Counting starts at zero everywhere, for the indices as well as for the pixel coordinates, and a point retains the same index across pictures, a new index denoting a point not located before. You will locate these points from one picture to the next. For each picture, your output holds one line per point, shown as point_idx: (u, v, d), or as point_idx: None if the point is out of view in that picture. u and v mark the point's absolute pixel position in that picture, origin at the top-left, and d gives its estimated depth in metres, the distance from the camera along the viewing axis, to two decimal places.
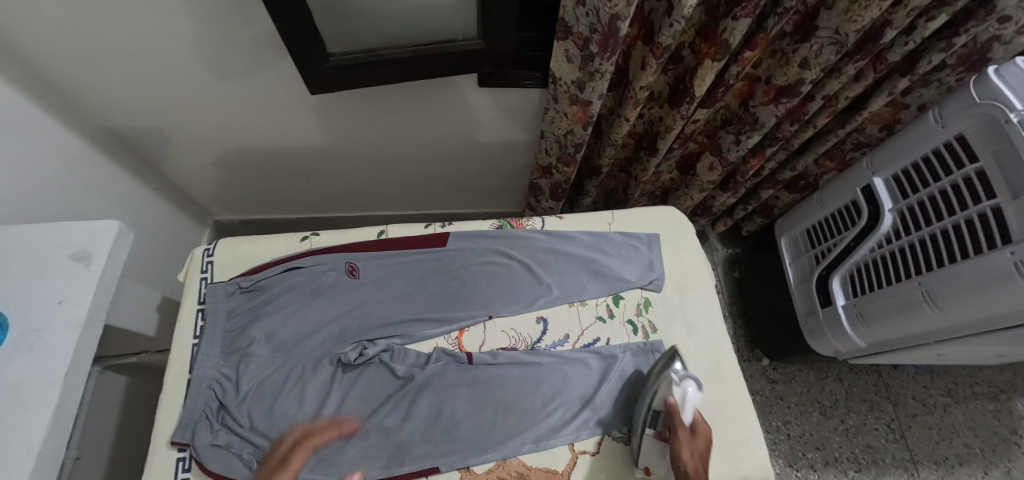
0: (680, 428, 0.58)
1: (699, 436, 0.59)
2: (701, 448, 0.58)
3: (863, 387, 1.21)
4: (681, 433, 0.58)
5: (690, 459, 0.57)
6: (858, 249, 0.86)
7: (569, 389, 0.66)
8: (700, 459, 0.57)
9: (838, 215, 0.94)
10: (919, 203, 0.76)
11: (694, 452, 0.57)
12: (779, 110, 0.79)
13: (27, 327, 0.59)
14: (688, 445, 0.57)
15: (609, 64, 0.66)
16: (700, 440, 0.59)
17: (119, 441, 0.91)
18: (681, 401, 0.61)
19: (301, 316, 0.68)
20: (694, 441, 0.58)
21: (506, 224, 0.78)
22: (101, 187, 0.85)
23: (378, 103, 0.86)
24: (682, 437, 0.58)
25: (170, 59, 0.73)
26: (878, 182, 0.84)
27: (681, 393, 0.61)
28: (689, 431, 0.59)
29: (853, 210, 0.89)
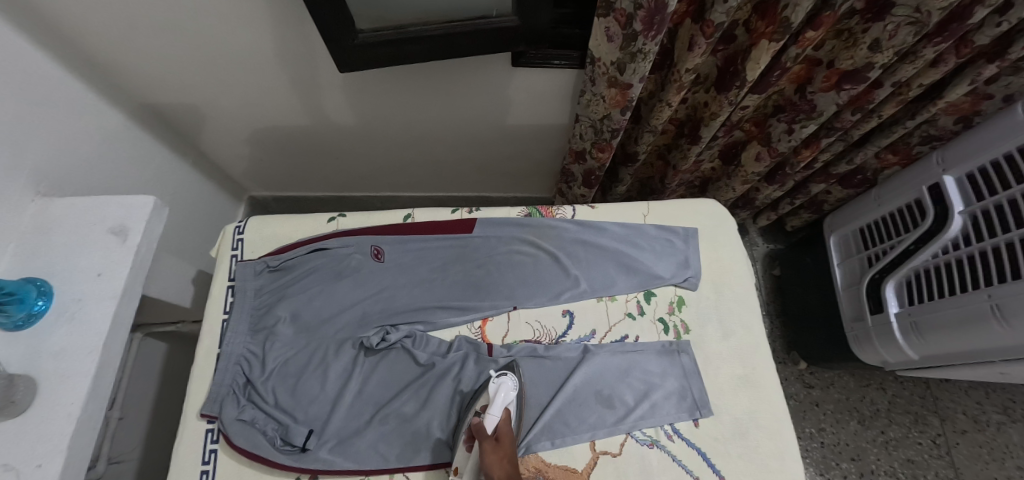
0: (487, 438, 0.54)
1: (507, 439, 0.55)
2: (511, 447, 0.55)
3: (907, 399, 1.13)
4: (489, 443, 0.54)
5: (502, 461, 0.53)
6: (919, 254, 0.78)
7: (588, 386, 0.64)
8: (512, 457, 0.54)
9: (898, 215, 0.86)
10: (996, 206, 0.67)
11: (504, 456, 0.53)
12: (841, 97, 0.72)
13: (70, 297, 0.63)
14: (494, 452, 0.53)
15: (653, 44, 0.61)
16: (507, 439, 0.55)
17: (159, 405, 0.96)
18: (495, 406, 0.57)
19: (325, 298, 0.68)
20: (503, 443, 0.54)
21: (534, 212, 0.75)
22: (139, 163, 0.87)
23: (407, 82, 0.83)
24: (488, 447, 0.53)
25: (203, 37, 0.73)
26: (948, 180, 0.75)
27: (496, 397, 0.57)
28: (495, 439, 0.55)
29: (916, 210, 0.82)
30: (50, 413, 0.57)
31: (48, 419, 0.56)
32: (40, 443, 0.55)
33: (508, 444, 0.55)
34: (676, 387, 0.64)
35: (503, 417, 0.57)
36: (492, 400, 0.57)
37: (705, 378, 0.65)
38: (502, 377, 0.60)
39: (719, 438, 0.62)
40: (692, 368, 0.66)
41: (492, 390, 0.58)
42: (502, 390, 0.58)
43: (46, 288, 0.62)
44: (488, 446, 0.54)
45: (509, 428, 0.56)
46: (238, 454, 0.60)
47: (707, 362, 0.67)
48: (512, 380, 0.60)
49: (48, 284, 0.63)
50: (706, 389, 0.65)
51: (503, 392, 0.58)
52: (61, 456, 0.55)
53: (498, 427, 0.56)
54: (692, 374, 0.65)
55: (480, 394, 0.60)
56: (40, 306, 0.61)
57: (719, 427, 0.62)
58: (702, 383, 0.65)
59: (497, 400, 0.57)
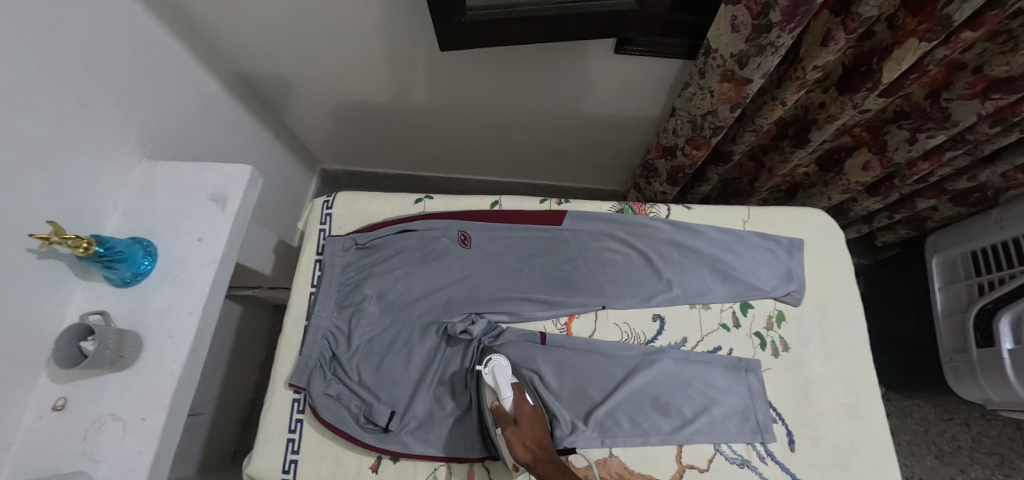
0: (509, 425, 0.54)
1: (526, 417, 0.55)
2: (532, 423, 0.55)
3: (995, 439, 1.04)
4: (512, 428, 0.54)
5: (529, 440, 0.54)
6: None
7: (644, 390, 0.61)
8: (538, 431, 0.55)
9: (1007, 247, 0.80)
10: None
11: (529, 439, 0.54)
12: (985, 108, 0.65)
13: (173, 259, 0.65)
14: (520, 434, 0.53)
15: (789, 37, 0.55)
16: (527, 416, 0.56)
17: (232, 365, 1.00)
18: (505, 386, 0.58)
19: (411, 280, 0.67)
20: (526, 422, 0.55)
21: (627, 209, 0.72)
22: (230, 131, 0.88)
23: (497, 64, 0.80)
24: (513, 433, 0.53)
25: (301, 9, 0.72)
26: None
27: (500, 380, 0.57)
28: (514, 421, 0.55)
29: None
30: (154, 369, 0.59)
31: (153, 375, 0.59)
32: (146, 397, 0.58)
33: (528, 423, 0.55)
34: (739, 405, 0.60)
35: (514, 398, 0.57)
36: (500, 387, 0.57)
37: (805, 401, 0.61)
38: (492, 364, 0.59)
39: (818, 466, 0.58)
40: (790, 388, 0.62)
41: (491, 379, 0.58)
42: (500, 372, 0.58)
43: (151, 249, 0.64)
44: (512, 433, 0.53)
45: (524, 407, 0.56)
46: (323, 427, 0.60)
47: (807, 384, 0.62)
48: (503, 360, 0.59)
49: (152, 245, 0.65)
50: (804, 412, 0.60)
51: (502, 372, 0.59)
52: (163, 411, 0.57)
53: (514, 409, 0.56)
54: (789, 394, 0.61)
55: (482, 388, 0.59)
56: (145, 266, 0.63)
57: (819, 456, 0.58)
58: (795, 406, 0.61)
59: (501, 386, 0.57)
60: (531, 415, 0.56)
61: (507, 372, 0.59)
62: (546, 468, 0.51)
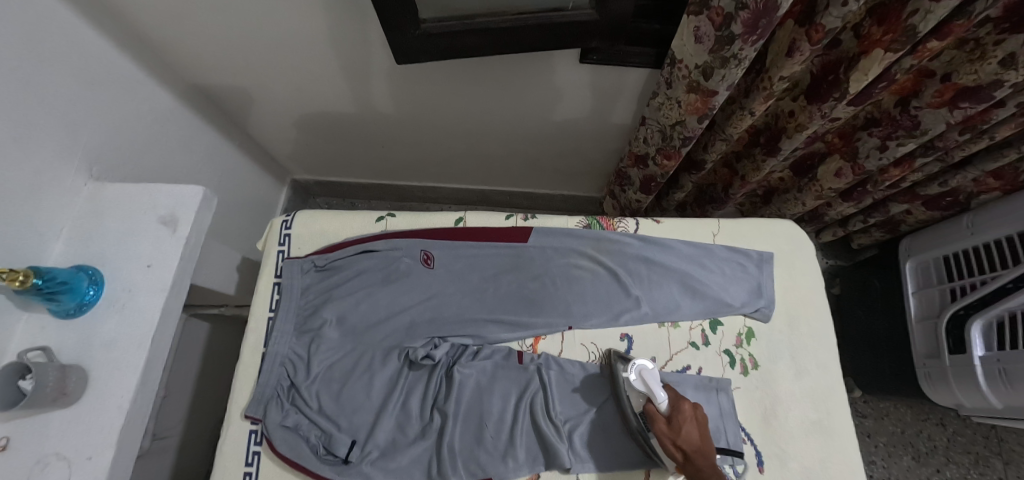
0: (660, 424, 0.53)
1: (683, 419, 0.53)
2: (692, 425, 0.53)
3: (969, 437, 1.05)
4: (663, 427, 0.53)
5: (683, 442, 0.52)
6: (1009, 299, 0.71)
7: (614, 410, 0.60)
8: (698, 435, 0.52)
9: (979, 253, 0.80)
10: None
11: (682, 441, 0.52)
12: (954, 116, 0.64)
13: (119, 286, 0.62)
14: (672, 434, 0.52)
15: (751, 49, 0.53)
16: (686, 417, 0.53)
17: (201, 385, 0.98)
18: (655, 391, 0.54)
19: (372, 303, 0.65)
20: (683, 424, 0.53)
21: (594, 223, 0.70)
22: (189, 146, 0.85)
23: (463, 74, 0.78)
24: (663, 433, 0.52)
25: (256, 19, 0.69)
26: None
27: (649, 385, 0.55)
28: (669, 420, 0.53)
29: (998, 254, 0.77)
30: (101, 405, 0.57)
31: (99, 411, 0.56)
32: (91, 435, 0.55)
33: (684, 426, 0.52)
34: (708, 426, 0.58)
35: (670, 400, 0.55)
36: (651, 393, 0.54)
37: (776, 421, 0.59)
38: (639, 366, 0.56)
39: None
40: (761, 409, 0.60)
41: (639, 383, 0.56)
42: (647, 377, 0.55)
43: (97, 277, 0.62)
44: (663, 430, 0.53)
45: (682, 408, 0.54)
46: (280, 460, 0.58)
47: (776, 403, 0.60)
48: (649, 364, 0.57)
49: (99, 272, 0.62)
50: (772, 432, 0.59)
51: (651, 379, 0.55)
52: (110, 449, 0.55)
53: (671, 409, 0.54)
54: (760, 415, 0.60)
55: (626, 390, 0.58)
56: (91, 294, 0.61)
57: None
58: (764, 427, 0.59)
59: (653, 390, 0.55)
60: (692, 415, 0.54)
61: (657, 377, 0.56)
62: (697, 472, 0.50)
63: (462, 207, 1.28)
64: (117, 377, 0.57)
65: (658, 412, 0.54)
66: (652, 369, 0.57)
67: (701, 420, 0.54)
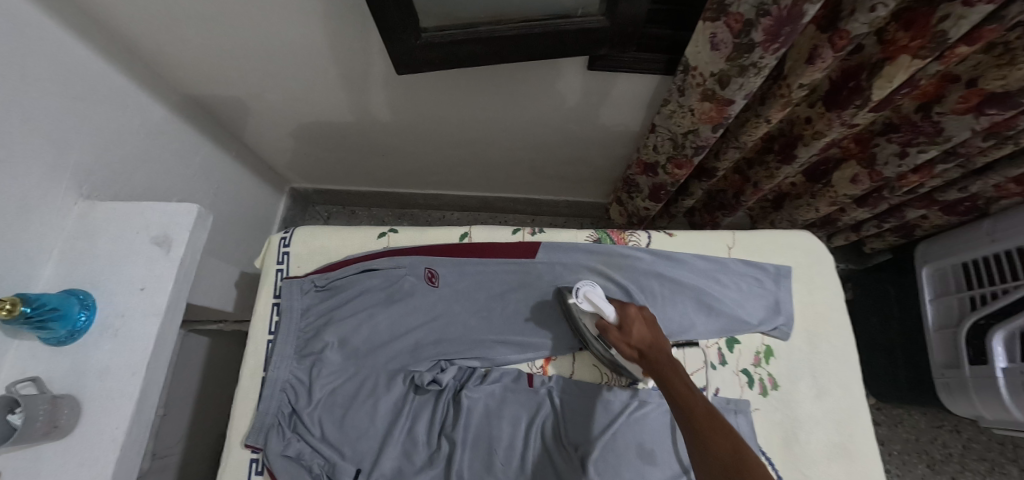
0: (612, 330, 0.55)
1: (631, 319, 0.55)
2: (640, 323, 0.55)
3: (985, 444, 1.03)
4: (615, 333, 0.55)
5: (635, 341, 0.54)
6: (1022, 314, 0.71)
7: (629, 437, 0.57)
8: (647, 330, 0.55)
9: (988, 263, 0.80)
10: None
11: (635, 340, 0.54)
12: (980, 123, 0.61)
13: (113, 311, 0.59)
14: (624, 336, 0.54)
15: (772, 57, 0.50)
16: (632, 318, 0.55)
17: (202, 401, 0.96)
18: (604, 307, 0.56)
19: (375, 324, 0.63)
20: (632, 324, 0.55)
21: (605, 237, 0.68)
22: (184, 158, 0.82)
23: (465, 81, 0.75)
24: (616, 337, 0.55)
25: (249, 27, 0.66)
26: None
27: (596, 304, 0.55)
28: (619, 325, 0.55)
29: (1005, 266, 0.77)
30: (94, 437, 0.54)
31: (92, 444, 0.54)
32: (85, 470, 0.53)
33: (633, 325, 0.55)
34: None
35: (618, 307, 0.56)
36: (600, 309, 0.56)
37: (798, 445, 0.57)
38: (585, 291, 0.56)
39: None
40: (781, 432, 0.58)
41: (587, 305, 0.56)
42: (594, 297, 0.56)
43: (88, 302, 0.59)
44: (615, 336, 0.55)
45: (629, 310, 0.56)
46: None
47: (797, 426, 0.58)
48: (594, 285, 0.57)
49: (90, 297, 0.59)
50: (795, 457, 0.57)
51: (598, 298, 0.56)
52: None
53: (620, 314, 0.56)
54: (780, 439, 0.58)
55: (578, 316, 0.61)
56: (83, 320, 0.58)
57: None
58: (785, 451, 0.57)
59: (604, 307, 0.56)
60: (638, 315, 0.56)
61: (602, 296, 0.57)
62: (652, 362, 0.52)
63: (465, 214, 1.25)
64: (110, 408, 0.55)
65: (607, 321, 0.56)
66: (597, 289, 0.57)
67: (648, 318, 0.57)
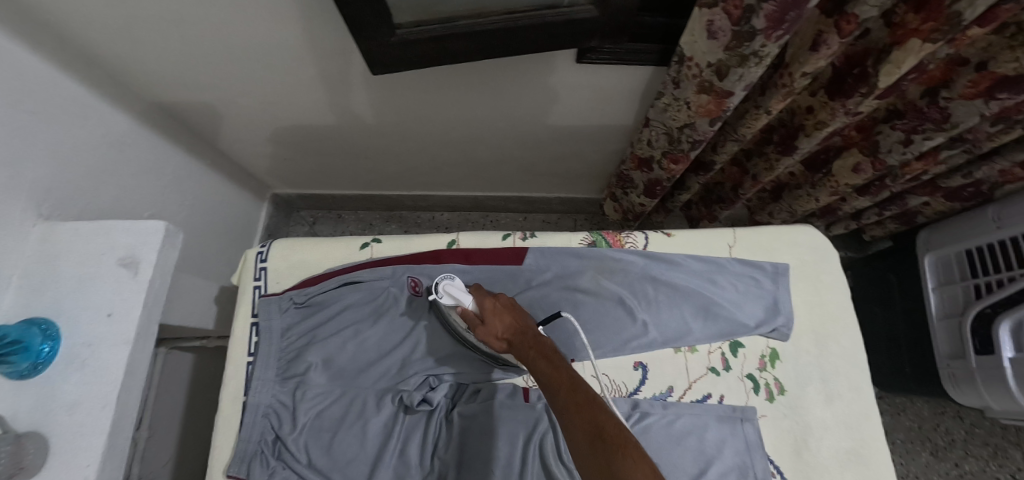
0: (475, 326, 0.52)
1: (490, 310, 0.52)
2: (500, 312, 0.52)
3: (988, 429, 1.02)
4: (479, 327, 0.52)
5: (500, 331, 0.51)
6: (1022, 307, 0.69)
7: None
8: (509, 316, 0.52)
9: (989, 251, 0.78)
10: None
11: (499, 329, 0.51)
12: (990, 108, 0.58)
13: (80, 341, 0.53)
14: (489, 328, 0.51)
15: (775, 45, 0.47)
16: (492, 307, 0.52)
17: (189, 419, 0.92)
18: (463, 298, 0.54)
19: (361, 342, 0.60)
20: (492, 316, 0.52)
21: (600, 240, 0.65)
22: (155, 168, 0.77)
23: (447, 78, 0.71)
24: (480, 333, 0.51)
25: (212, 28, 0.61)
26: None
27: (455, 296, 0.54)
28: (481, 320, 0.52)
29: (1004, 254, 0.75)
30: None
31: None
32: None
33: (493, 314, 0.52)
34: (735, 461, 0.54)
35: (477, 298, 0.55)
36: (460, 301, 0.54)
37: (807, 451, 0.55)
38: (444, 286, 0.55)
39: None
40: (788, 439, 0.56)
41: (450, 299, 0.55)
42: (453, 290, 0.55)
43: (52, 332, 0.53)
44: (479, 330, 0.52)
45: (488, 299, 0.54)
46: None
47: (807, 432, 0.56)
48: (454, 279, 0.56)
49: (54, 326, 0.53)
50: (807, 465, 0.54)
51: (456, 289, 0.55)
52: None
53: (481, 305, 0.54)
54: (788, 446, 0.55)
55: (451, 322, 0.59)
56: (46, 352, 0.52)
57: None
58: (795, 460, 0.55)
59: (465, 299, 0.54)
60: (497, 303, 0.53)
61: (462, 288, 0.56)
62: (519, 348, 0.49)
63: (454, 214, 1.21)
64: None
65: (469, 313, 0.53)
66: (457, 281, 0.56)
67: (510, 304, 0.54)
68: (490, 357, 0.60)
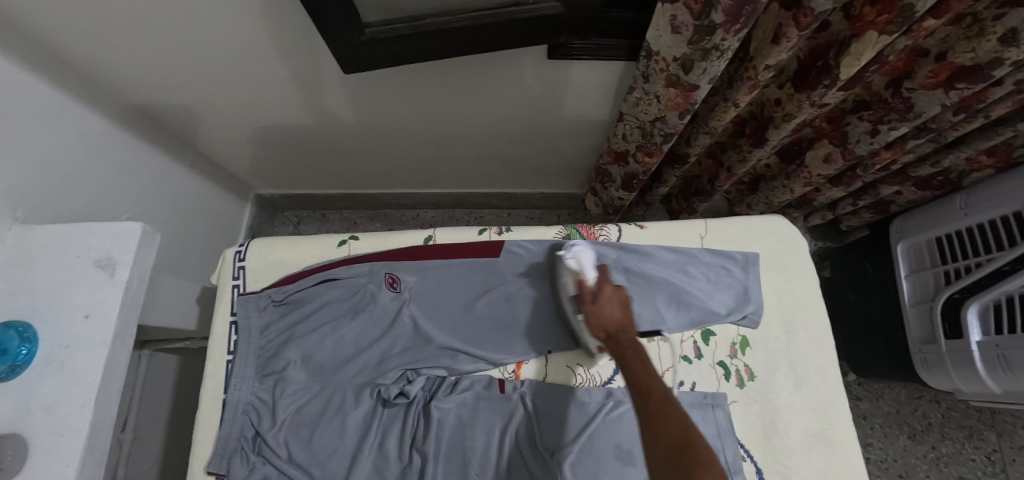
0: (586, 302, 0.54)
1: (607, 297, 0.53)
2: (616, 304, 0.53)
3: (963, 412, 1.05)
4: (589, 305, 0.53)
5: (605, 320, 0.52)
6: (989, 292, 0.71)
7: (607, 439, 0.56)
8: (620, 312, 0.53)
9: (964, 236, 0.79)
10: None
11: (604, 318, 0.52)
12: (950, 97, 0.59)
13: (58, 342, 0.53)
14: (596, 312, 0.53)
15: (735, 39, 0.48)
16: (609, 296, 0.53)
17: (175, 419, 0.92)
18: (587, 270, 0.56)
19: (339, 338, 0.60)
20: (605, 303, 0.53)
21: (574, 233, 0.66)
22: (134, 169, 0.78)
23: (422, 76, 0.71)
24: (588, 309, 0.53)
25: (181, 27, 0.61)
26: (1005, 215, 0.72)
27: (582, 263, 0.56)
28: (594, 299, 0.54)
29: (977, 239, 0.76)
30: None
31: None
32: None
33: (607, 302, 0.53)
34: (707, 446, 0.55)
35: (601, 278, 0.56)
36: (583, 269, 0.56)
37: (777, 435, 0.56)
38: (574, 250, 0.58)
39: None
40: (759, 423, 0.57)
41: (574, 263, 0.57)
42: (582, 258, 0.57)
43: (30, 334, 0.52)
44: (587, 307, 0.53)
45: (610, 287, 0.55)
46: None
47: (775, 414, 0.58)
48: (584, 247, 0.58)
49: (32, 329, 0.53)
50: (776, 449, 0.56)
51: (586, 259, 0.56)
52: None
53: (602, 285, 0.55)
54: (757, 431, 0.57)
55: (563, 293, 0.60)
56: (24, 354, 0.51)
57: None
58: (765, 444, 0.56)
59: (588, 268, 0.56)
60: (615, 296, 0.54)
61: (591, 259, 0.58)
62: (619, 344, 0.49)
63: (439, 212, 1.22)
64: None
65: (587, 287, 0.55)
66: (589, 252, 0.58)
67: (628, 302, 0.54)
68: (481, 349, 0.61)
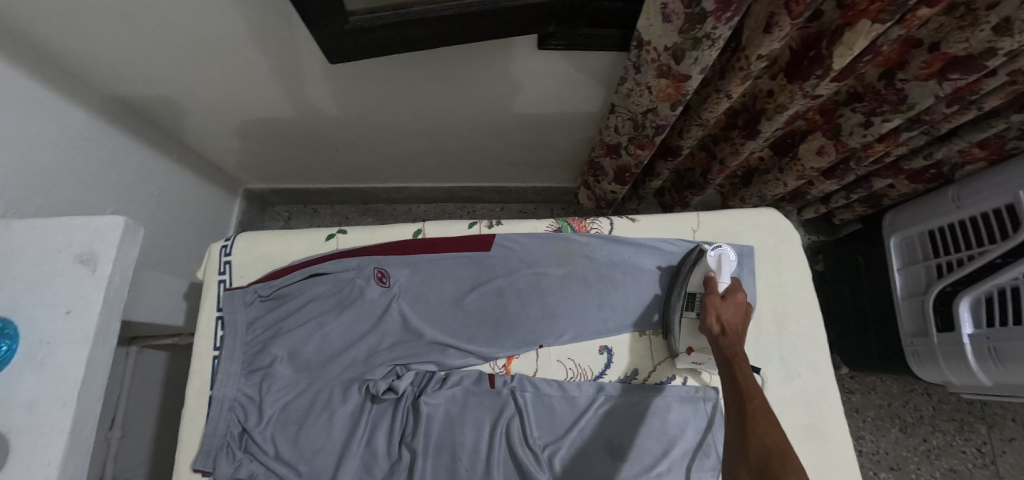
0: (713, 295, 0.57)
1: (733, 301, 0.56)
2: (737, 312, 0.56)
3: (954, 405, 1.05)
4: (717, 298, 0.57)
5: (724, 318, 0.55)
6: (981, 285, 0.71)
7: (598, 435, 0.56)
8: (738, 319, 0.56)
9: (956, 230, 0.79)
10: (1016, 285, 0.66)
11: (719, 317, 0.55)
12: (943, 88, 0.58)
13: (38, 339, 0.52)
14: (719, 308, 0.56)
15: (726, 27, 0.47)
16: (736, 301, 0.57)
17: (164, 417, 0.91)
18: (724, 272, 0.60)
19: (327, 333, 0.60)
20: (731, 306, 0.56)
21: (566, 226, 0.65)
22: (118, 162, 0.76)
23: (410, 67, 0.70)
24: (711, 301, 0.57)
25: (162, 16, 0.59)
26: (997, 207, 0.72)
27: (723, 265, 0.60)
28: (722, 297, 0.57)
29: (970, 232, 0.76)
30: None
31: None
32: None
33: (732, 307, 0.56)
34: (696, 440, 0.56)
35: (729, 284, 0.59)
36: (721, 270, 0.60)
37: None
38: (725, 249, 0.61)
39: None
40: None
41: (715, 262, 0.61)
42: (724, 261, 0.61)
43: (9, 331, 0.51)
44: (713, 300, 0.57)
45: (736, 294, 0.58)
46: None
47: None
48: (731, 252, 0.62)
49: (11, 326, 0.52)
50: None
51: (728, 263, 0.60)
52: None
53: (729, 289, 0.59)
54: None
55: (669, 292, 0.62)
56: (2, 351, 0.50)
57: None
58: None
59: (725, 270, 0.60)
60: (740, 305, 0.57)
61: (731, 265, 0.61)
62: (729, 343, 0.53)
63: (431, 206, 1.21)
64: None
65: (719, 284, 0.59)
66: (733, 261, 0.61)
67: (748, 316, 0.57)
68: (470, 344, 0.61)
